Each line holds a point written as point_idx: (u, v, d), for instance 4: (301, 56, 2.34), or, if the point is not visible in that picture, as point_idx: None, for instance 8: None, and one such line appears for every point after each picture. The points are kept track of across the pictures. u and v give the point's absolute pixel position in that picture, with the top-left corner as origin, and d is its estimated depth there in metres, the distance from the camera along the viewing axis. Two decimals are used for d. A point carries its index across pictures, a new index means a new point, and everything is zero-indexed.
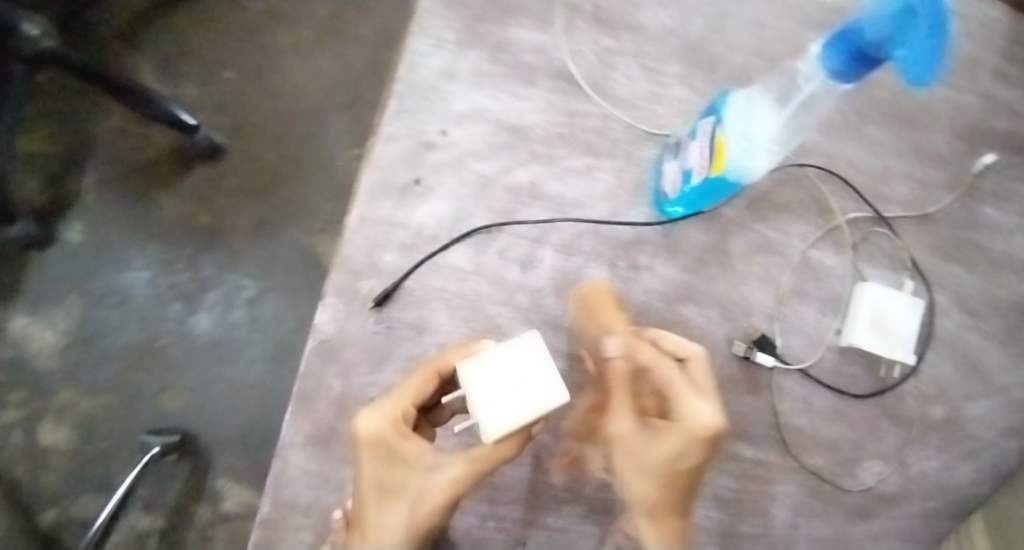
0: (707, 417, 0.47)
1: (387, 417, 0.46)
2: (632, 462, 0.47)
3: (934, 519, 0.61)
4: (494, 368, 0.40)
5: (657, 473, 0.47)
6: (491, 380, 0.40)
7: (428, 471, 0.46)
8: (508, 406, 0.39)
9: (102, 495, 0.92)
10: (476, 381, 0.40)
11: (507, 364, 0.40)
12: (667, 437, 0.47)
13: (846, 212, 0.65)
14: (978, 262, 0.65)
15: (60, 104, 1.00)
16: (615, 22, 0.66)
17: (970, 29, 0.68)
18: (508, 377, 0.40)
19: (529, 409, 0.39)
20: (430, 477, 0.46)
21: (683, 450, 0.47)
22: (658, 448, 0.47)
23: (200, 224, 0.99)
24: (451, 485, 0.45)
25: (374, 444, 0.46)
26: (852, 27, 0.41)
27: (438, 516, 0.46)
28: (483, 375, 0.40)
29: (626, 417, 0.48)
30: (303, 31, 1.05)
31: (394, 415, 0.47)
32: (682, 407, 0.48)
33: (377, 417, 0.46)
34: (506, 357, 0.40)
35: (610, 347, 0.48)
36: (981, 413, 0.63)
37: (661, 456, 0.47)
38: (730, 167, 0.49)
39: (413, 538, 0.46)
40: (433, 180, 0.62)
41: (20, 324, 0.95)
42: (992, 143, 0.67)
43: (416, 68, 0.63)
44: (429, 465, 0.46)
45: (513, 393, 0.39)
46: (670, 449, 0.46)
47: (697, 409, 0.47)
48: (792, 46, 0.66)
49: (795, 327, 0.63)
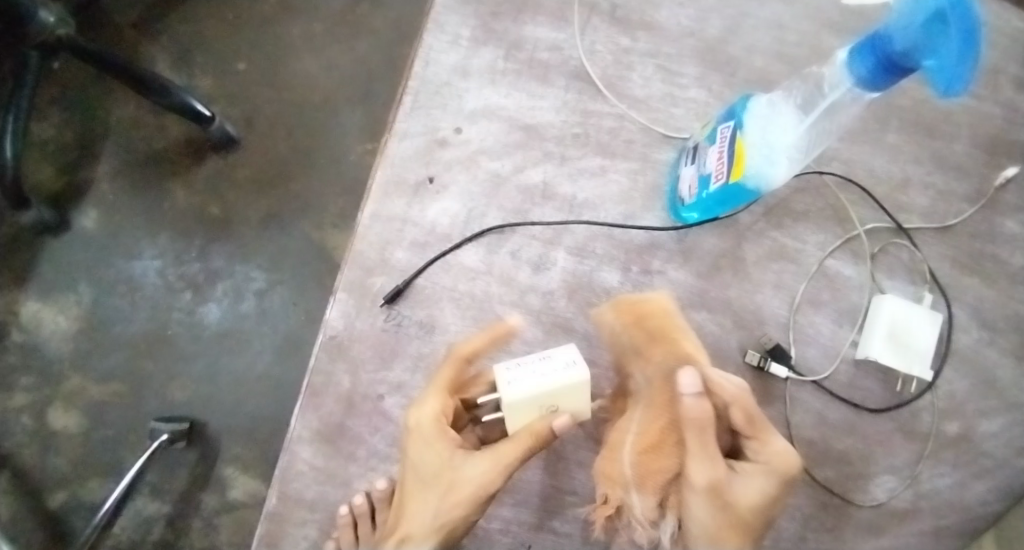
0: (791, 454, 0.48)
1: (433, 411, 0.52)
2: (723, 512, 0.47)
3: (945, 536, 0.60)
4: (527, 364, 0.49)
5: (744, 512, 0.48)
6: (522, 373, 0.48)
7: (458, 466, 0.51)
8: (533, 397, 0.47)
9: (109, 482, 0.92)
10: (506, 369, 0.49)
11: (540, 364, 0.48)
12: (757, 478, 0.48)
13: (865, 221, 0.63)
14: (997, 276, 0.64)
15: (76, 91, 1.00)
16: (633, 22, 0.65)
17: (995, 38, 0.67)
18: (539, 374, 0.48)
19: (547, 381, 0.47)
20: (460, 470, 0.51)
21: (773, 491, 0.48)
22: (746, 488, 0.48)
23: (212, 215, 0.99)
24: (476, 480, 0.50)
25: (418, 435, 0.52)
26: (880, 34, 0.40)
27: (461, 509, 0.51)
28: (516, 369, 0.48)
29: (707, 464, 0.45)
30: (318, 24, 1.04)
31: (435, 407, 0.52)
32: (773, 445, 0.48)
33: (422, 410, 0.52)
34: (541, 358, 0.49)
35: (688, 382, 0.44)
36: (997, 430, 0.62)
37: (751, 496, 0.47)
38: (750, 173, 0.48)
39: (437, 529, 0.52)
40: (446, 178, 0.61)
41: (32, 310, 0.96)
42: (1015, 154, 0.65)
43: (431, 64, 0.63)
44: (459, 461, 0.51)
45: (540, 387, 0.47)
46: (761, 489, 0.48)
47: (790, 449, 0.48)
48: (814, 50, 0.65)
49: (810, 338, 0.62)
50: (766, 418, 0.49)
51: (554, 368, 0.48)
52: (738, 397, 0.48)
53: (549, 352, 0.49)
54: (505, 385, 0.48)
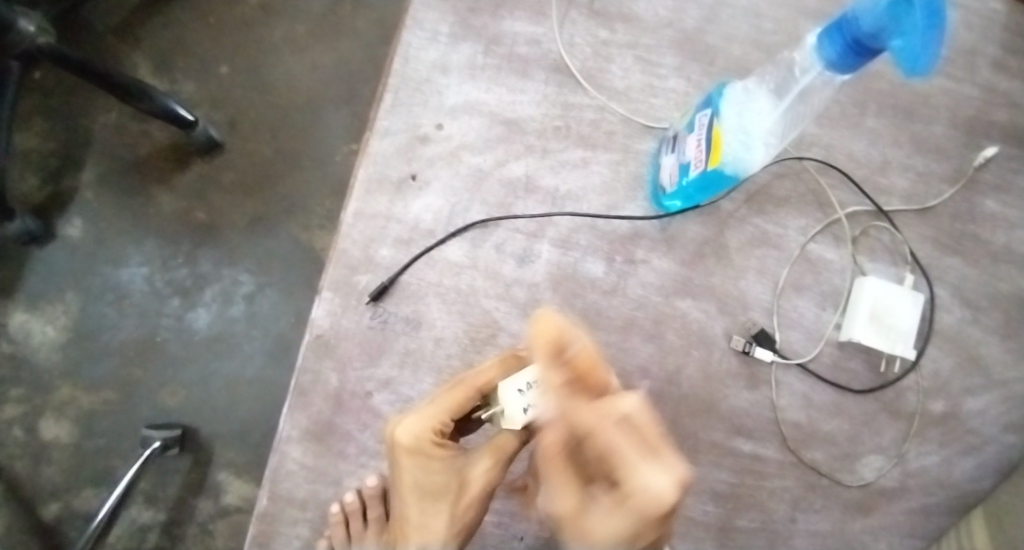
0: (660, 490, 0.35)
1: (426, 427, 0.51)
2: (583, 548, 0.40)
3: (932, 514, 0.61)
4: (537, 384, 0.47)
5: (609, 546, 0.39)
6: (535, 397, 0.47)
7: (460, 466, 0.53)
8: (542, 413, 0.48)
9: (102, 491, 0.92)
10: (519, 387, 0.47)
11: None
12: (617, 517, 0.37)
13: (845, 205, 0.64)
14: (977, 255, 0.64)
15: (56, 99, 0.99)
16: (611, 14, 0.66)
17: (971, 20, 0.68)
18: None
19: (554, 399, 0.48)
20: (464, 471, 0.53)
21: (636, 529, 0.37)
22: (603, 525, 0.38)
23: (198, 220, 0.99)
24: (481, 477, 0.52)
25: (417, 451, 0.51)
26: (847, 17, 0.41)
27: (474, 504, 0.53)
28: (530, 392, 0.47)
29: (561, 492, 0.41)
30: (299, 25, 1.04)
31: (431, 423, 0.51)
32: (628, 484, 0.36)
33: (417, 425, 0.51)
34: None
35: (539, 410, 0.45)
36: (981, 407, 0.63)
37: (604, 537, 0.38)
38: (727, 159, 0.49)
39: (454, 523, 0.54)
40: (429, 174, 0.61)
41: (19, 320, 0.95)
42: (992, 135, 0.66)
43: (411, 60, 0.63)
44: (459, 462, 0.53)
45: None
46: (620, 527, 0.37)
47: (642, 486, 0.35)
48: (790, 37, 0.65)
49: (794, 322, 0.62)
50: (623, 451, 0.36)
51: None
52: (596, 423, 0.38)
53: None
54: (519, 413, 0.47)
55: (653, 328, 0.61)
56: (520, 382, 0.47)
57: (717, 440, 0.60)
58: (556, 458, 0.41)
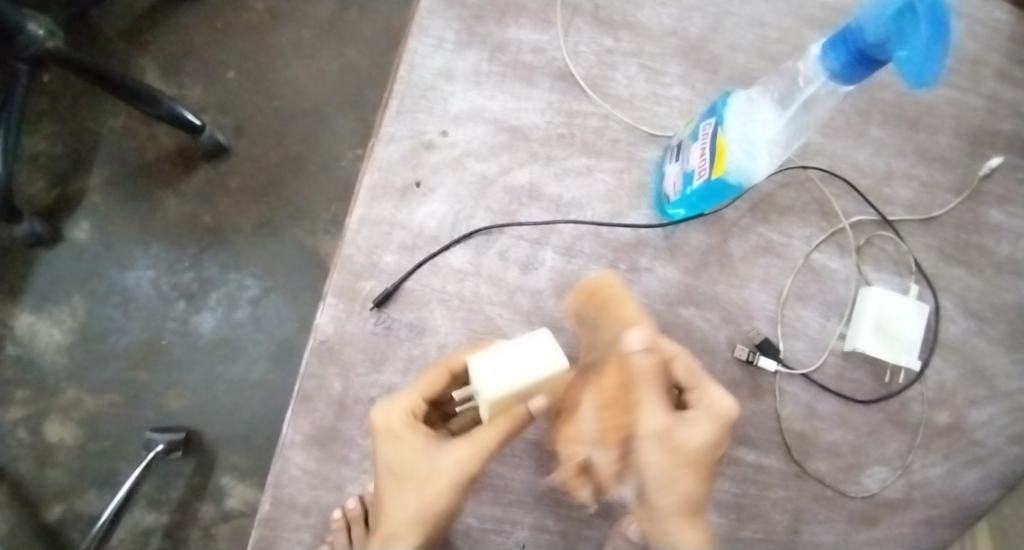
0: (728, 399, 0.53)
1: (402, 409, 0.52)
2: (682, 457, 0.50)
3: (938, 526, 0.61)
4: (502, 362, 0.48)
5: (698, 450, 0.51)
6: (498, 375, 0.48)
7: (433, 454, 0.52)
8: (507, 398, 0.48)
9: (106, 493, 0.92)
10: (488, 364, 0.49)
11: (515, 360, 0.48)
12: (704, 421, 0.52)
13: (850, 214, 0.64)
14: (983, 266, 0.64)
15: (65, 103, 1.00)
16: (616, 22, 0.66)
17: (976, 30, 0.67)
18: (514, 374, 0.48)
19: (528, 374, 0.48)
20: (437, 460, 0.52)
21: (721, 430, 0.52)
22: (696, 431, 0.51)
23: (204, 224, 0.99)
24: (452, 463, 0.51)
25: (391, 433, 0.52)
26: (851, 27, 0.41)
27: (441, 499, 0.51)
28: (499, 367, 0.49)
29: (658, 410, 0.50)
30: (306, 31, 1.05)
31: (406, 405, 0.53)
32: (710, 394, 0.53)
33: (392, 407, 0.52)
34: (516, 355, 0.48)
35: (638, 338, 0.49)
36: (986, 419, 0.62)
37: (701, 437, 0.51)
38: (731, 169, 0.49)
39: (421, 517, 0.51)
40: (433, 181, 0.62)
41: (26, 322, 0.96)
42: (998, 145, 0.66)
43: (416, 67, 0.63)
44: (432, 450, 0.52)
45: (518, 384, 0.48)
46: (710, 431, 0.52)
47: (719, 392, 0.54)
48: (795, 46, 0.65)
49: (798, 331, 0.62)
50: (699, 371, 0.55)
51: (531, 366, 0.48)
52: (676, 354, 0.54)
53: (525, 350, 0.48)
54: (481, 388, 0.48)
55: None
56: (487, 358, 0.48)
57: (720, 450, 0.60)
58: (651, 379, 0.50)
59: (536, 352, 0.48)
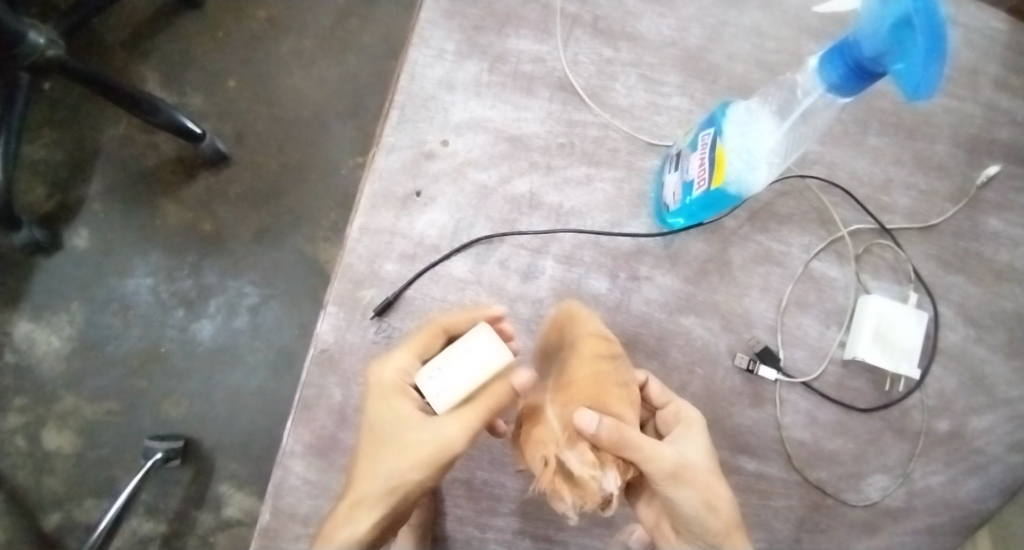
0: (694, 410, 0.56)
1: (398, 370, 0.51)
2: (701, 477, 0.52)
3: (939, 534, 0.61)
4: (448, 367, 0.46)
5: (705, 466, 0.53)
6: (447, 379, 0.46)
7: (419, 426, 0.49)
8: (466, 398, 0.47)
9: (103, 501, 0.92)
10: (437, 380, 0.46)
11: (462, 360, 0.46)
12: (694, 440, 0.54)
13: (848, 223, 0.64)
14: (982, 273, 0.64)
15: (65, 111, 1.00)
16: (615, 32, 0.66)
17: (972, 39, 0.68)
18: (466, 375, 0.46)
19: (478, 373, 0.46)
20: (418, 432, 0.49)
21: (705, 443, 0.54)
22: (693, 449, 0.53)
23: (204, 232, 0.99)
24: (427, 439, 0.48)
25: (398, 390, 0.50)
26: (848, 40, 0.41)
27: (415, 472, 0.48)
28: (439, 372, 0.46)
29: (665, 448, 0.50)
30: (306, 39, 1.05)
31: (404, 365, 0.51)
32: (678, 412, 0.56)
33: (393, 367, 0.51)
34: (462, 355, 0.46)
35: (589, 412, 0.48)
36: (987, 426, 0.62)
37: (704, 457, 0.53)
38: (731, 179, 0.49)
39: (378, 489, 0.49)
40: (434, 190, 0.62)
41: (24, 330, 0.96)
42: (995, 153, 0.66)
43: (417, 77, 0.64)
44: (419, 422, 0.49)
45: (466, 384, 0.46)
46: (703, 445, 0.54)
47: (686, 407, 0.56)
48: (793, 56, 0.66)
49: (798, 339, 0.62)
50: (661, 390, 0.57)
51: (480, 364, 0.46)
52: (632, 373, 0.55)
53: (468, 346, 0.46)
54: (437, 398, 0.46)
55: (656, 345, 0.61)
56: (431, 368, 0.46)
57: (720, 458, 0.60)
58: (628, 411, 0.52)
59: (479, 347, 0.46)
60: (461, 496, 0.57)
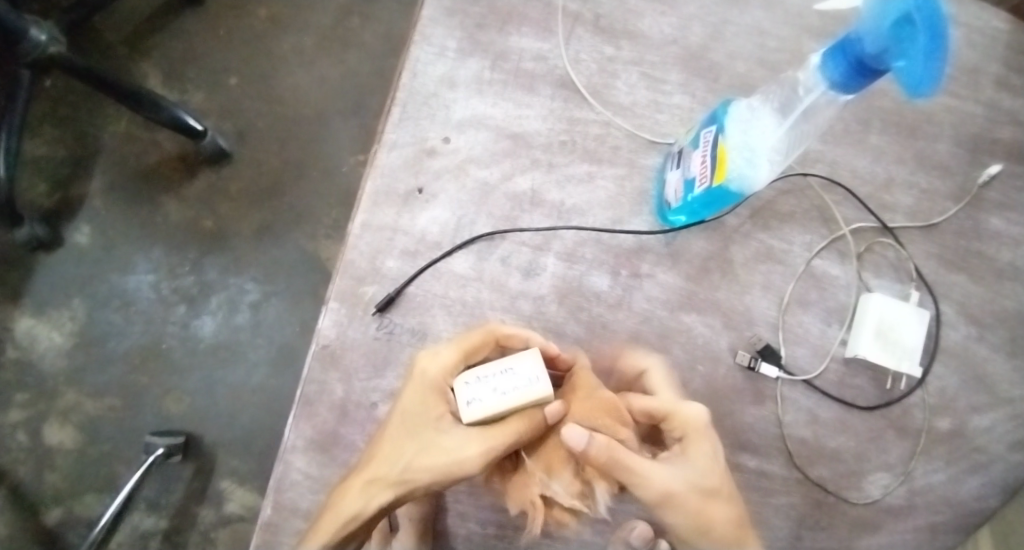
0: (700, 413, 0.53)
1: (443, 368, 0.51)
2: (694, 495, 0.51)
3: (940, 532, 0.61)
4: (487, 379, 0.48)
5: (704, 481, 0.51)
6: (482, 391, 0.48)
7: (447, 432, 0.50)
8: (494, 415, 0.48)
9: (104, 497, 0.92)
10: (474, 395, 0.48)
11: (502, 378, 0.48)
12: (694, 454, 0.52)
13: (850, 221, 0.64)
14: (983, 272, 0.64)
15: (67, 107, 1.00)
16: (617, 30, 0.66)
17: (974, 38, 0.68)
18: (502, 393, 0.47)
19: (515, 396, 0.47)
20: (444, 437, 0.50)
21: (710, 454, 0.52)
22: (686, 466, 0.52)
23: (205, 229, 0.99)
24: (451, 449, 0.49)
25: (437, 387, 0.51)
26: (850, 37, 0.41)
27: (428, 475, 0.49)
28: (477, 385, 0.48)
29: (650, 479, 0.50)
30: (308, 37, 1.05)
31: (449, 365, 0.51)
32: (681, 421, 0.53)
33: (437, 363, 0.51)
34: (503, 373, 0.48)
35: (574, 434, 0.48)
36: (988, 425, 0.62)
37: (704, 470, 0.51)
38: (732, 176, 0.49)
39: (390, 477, 0.50)
40: (435, 187, 0.62)
41: (26, 326, 0.96)
42: (997, 152, 0.66)
43: (419, 75, 0.64)
44: (448, 427, 0.50)
45: (499, 404, 0.47)
46: (705, 456, 0.52)
47: (693, 411, 0.53)
48: (795, 54, 0.66)
49: (799, 337, 0.62)
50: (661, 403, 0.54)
51: (518, 387, 0.47)
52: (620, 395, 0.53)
53: (512, 367, 0.47)
54: (466, 405, 0.48)
55: (657, 342, 0.61)
56: (471, 377, 0.48)
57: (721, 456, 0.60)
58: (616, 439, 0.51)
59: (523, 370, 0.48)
60: (462, 492, 0.58)
